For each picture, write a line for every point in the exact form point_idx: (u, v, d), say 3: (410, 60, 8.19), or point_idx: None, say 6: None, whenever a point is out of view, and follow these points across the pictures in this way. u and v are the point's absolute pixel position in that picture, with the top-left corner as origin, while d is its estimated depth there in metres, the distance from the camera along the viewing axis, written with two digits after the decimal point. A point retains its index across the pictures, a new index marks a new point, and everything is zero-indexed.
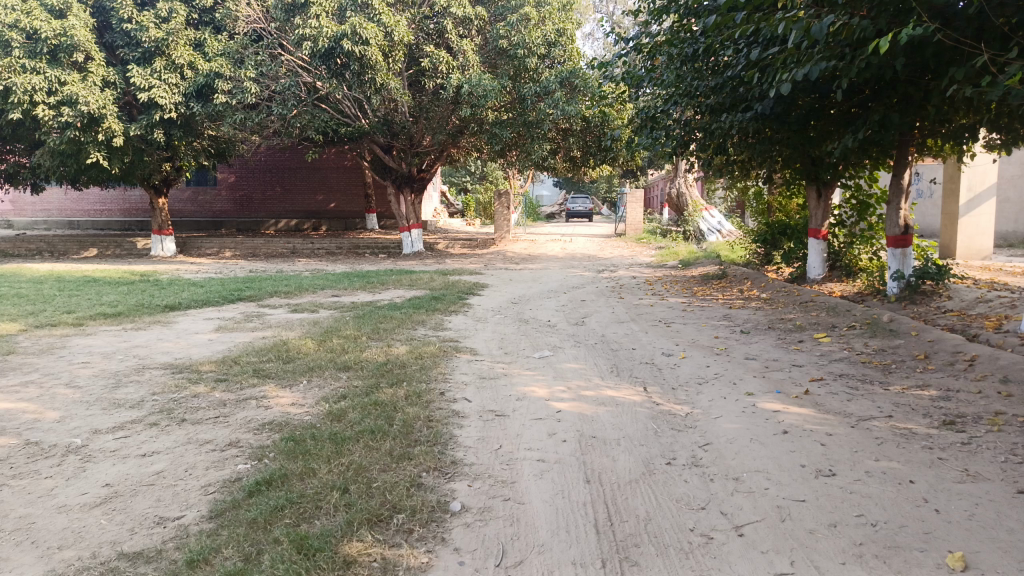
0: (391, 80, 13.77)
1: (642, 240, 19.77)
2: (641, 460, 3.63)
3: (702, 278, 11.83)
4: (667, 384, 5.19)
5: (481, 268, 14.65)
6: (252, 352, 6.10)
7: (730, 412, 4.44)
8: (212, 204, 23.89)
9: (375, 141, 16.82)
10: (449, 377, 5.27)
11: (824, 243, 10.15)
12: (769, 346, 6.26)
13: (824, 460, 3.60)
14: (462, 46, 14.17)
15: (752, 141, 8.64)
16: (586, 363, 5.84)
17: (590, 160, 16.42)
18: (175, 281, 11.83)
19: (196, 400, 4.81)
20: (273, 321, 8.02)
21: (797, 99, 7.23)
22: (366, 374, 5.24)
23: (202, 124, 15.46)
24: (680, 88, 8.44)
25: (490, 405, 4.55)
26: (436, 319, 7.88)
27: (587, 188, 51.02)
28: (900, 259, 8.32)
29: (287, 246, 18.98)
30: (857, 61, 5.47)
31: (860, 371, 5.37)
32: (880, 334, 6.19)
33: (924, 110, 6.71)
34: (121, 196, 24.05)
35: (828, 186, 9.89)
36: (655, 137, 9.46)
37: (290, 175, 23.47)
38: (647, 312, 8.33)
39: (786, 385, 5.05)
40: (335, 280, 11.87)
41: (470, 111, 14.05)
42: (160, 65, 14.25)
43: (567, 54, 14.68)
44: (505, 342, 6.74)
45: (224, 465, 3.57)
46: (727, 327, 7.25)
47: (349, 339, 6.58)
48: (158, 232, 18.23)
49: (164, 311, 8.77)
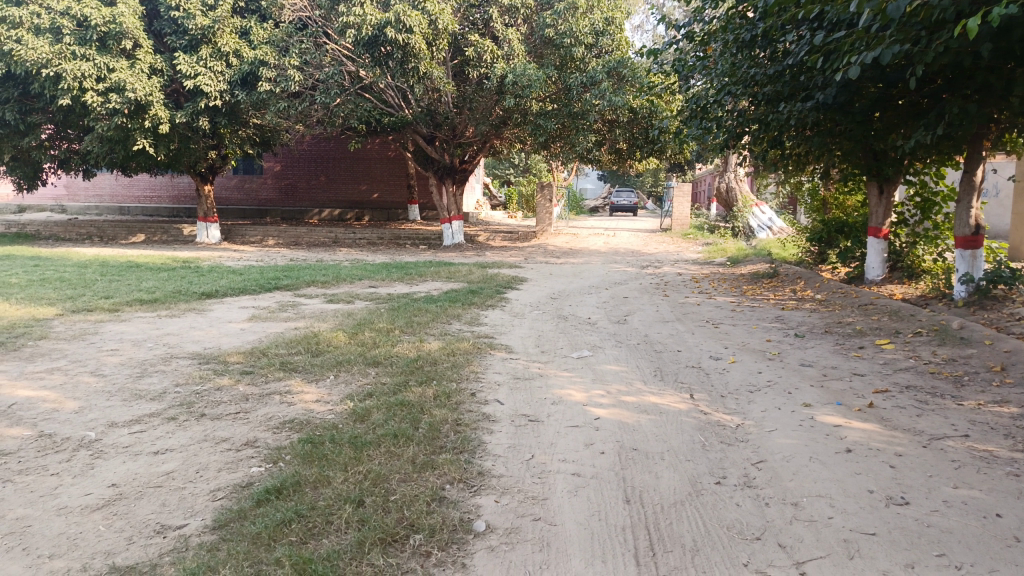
0: (434, 69, 13.53)
1: (688, 235, 19.26)
2: (686, 479, 3.30)
3: (752, 276, 11.36)
4: (715, 391, 4.83)
5: (521, 261, 14.35)
6: (282, 344, 5.91)
7: (786, 426, 4.07)
8: (257, 192, 24.11)
9: (418, 131, 16.64)
10: (481, 376, 4.99)
11: (885, 243, 9.57)
12: (826, 352, 5.83)
13: (894, 486, 3.22)
14: (508, 35, 13.81)
15: (811, 134, 8.15)
16: (627, 365, 5.50)
17: (637, 152, 15.95)
18: (215, 268, 11.82)
19: (218, 394, 4.63)
20: (307, 311, 7.86)
21: (864, 87, 6.73)
22: (396, 371, 4.99)
23: (246, 112, 15.46)
24: (734, 77, 8.02)
25: (524, 409, 4.26)
26: (473, 314, 7.62)
27: (632, 181, 50.19)
28: (969, 261, 7.76)
29: (328, 235, 18.98)
30: (934, 45, 5.03)
31: (929, 383, 4.91)
32: (949, 342, 5.70)
33: (1005, 100, 6.16)
34: (170, 183, 24.44)
35: (891, 182, 9.32)
36: (705, 127, 9.03)
37: (334, 165, 23.50)
38: (693, 312, 7.94)
39: (847, 396, 4.64)
40: (373, 271, 11.72)
41: (514, 102, 13.72)
42: (206, 52, 14.27)
43: (615, 43, 14.28)
44: (543, 340, 6.43)
45: (237, 468, 3.37)
46: (780, 330, 6.82)
47: (381, 332, 6.36)
48: (203, 219, 18.40)
49: (200, 299, 8.70)
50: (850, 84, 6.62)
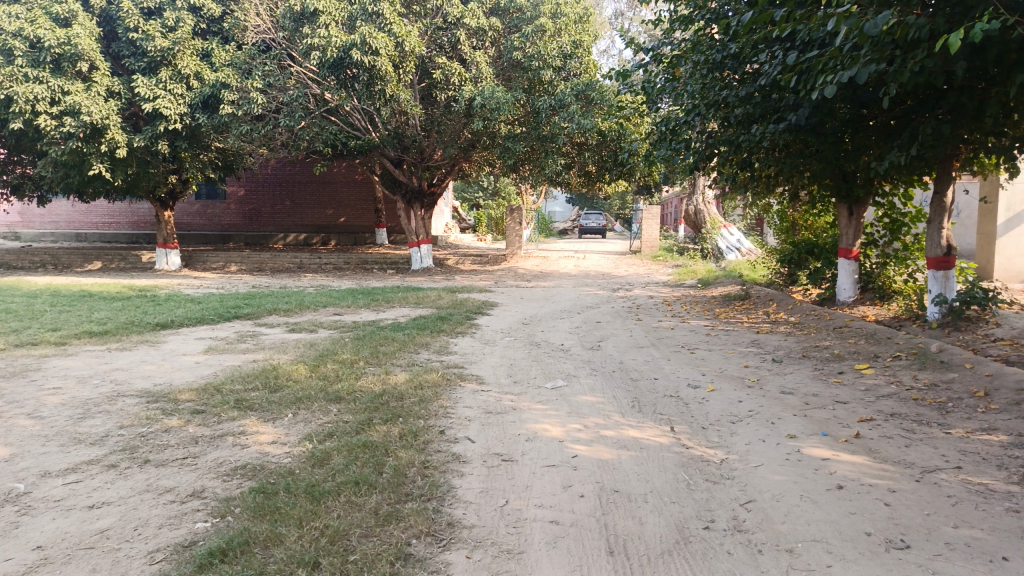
0: (400, 92, 13.31)
1: (658, 257, 19.22)
2: (673, 525, 3.06)
3: (724, 299, 11.26)
4: (696, 422, 4.61)
5: (491, 285, 14.13)
6: (238, 379, 5.57)
7: (772, 460, 3.86)
8: (220, 217, 23.57)
9: (385, 154, 16.39)
10: (451, 411, 4.71)
11: (855, 264, 9.55)
12: (806, 378, 5.67)
13: (893, 527, 3.02)
14: (476, 58, 13.69)
15: (782, 155, 8.11)
16: (604, 395, 5.27)
17: (606, 175, 15.89)
18: (172, 297, 11.39)
19: (165, 436, 4.29)
20: (267, 342, 7.52)
21: (835, 108, 6.67)
22: (359, 408, 4.69)
23: (208, 135, 15.07)
24: (704, 98, 7.95)
25: (496, 448, 4.00)
26: (442, 342, 7.34)
27: (599, 203, 50.45)
28: (942, 282, 7.73)
29: (293, 261, 18.57)
30: (909, 64, 4.97)
31: (914, 410, 4.76)
32: (930, 366, 5.58)
33: (978, 121, 6.15)
34: (129, 208, 23.77)
35: (861, 204, 9.31)
36: (676, 149, 8.94)
37: (299, 189, 23.12)
38: (668, 337, 7.76)
39: (832, 426, 4.46)
40: (339, 297, 11.38)
41: (482, 124, 13.56)
42: (166, 75, 13.86)
43: (583, 66, 14.25)
44: (515, 369, 6.18)
45: (181, 524, 3.05)
46: (757, 355, 6.66)
47: (345, 364, 6.05)
48: (163, 245, 17.87)
49: (155, 330, 8.29)
50: (822, 105, 6.57)
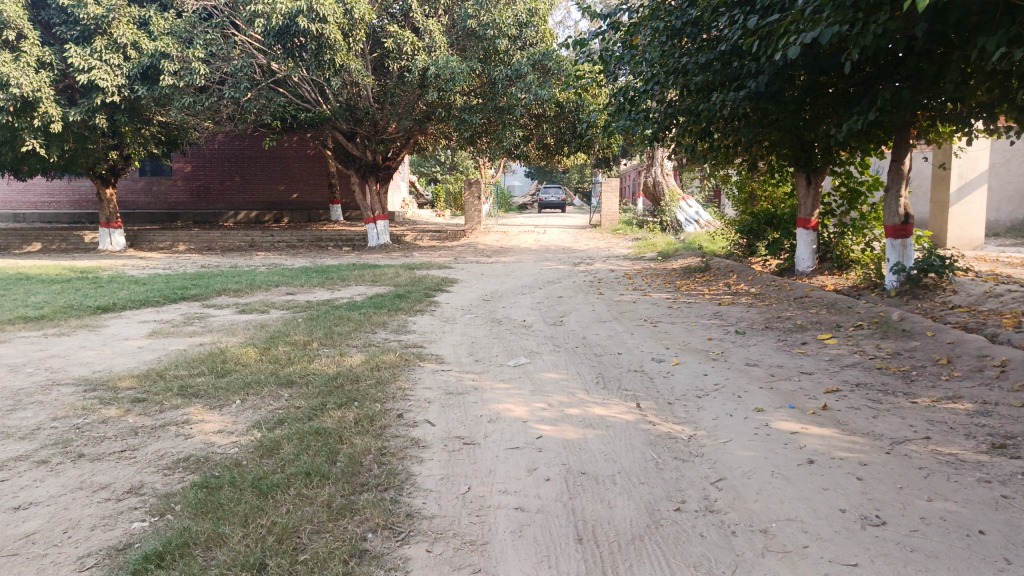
0: (351, 62, 12.85)
1: (617, 230, 19.16)
2: (643, 507, 2.93)
3: (684, 271, 11.23)
4: (662, 397, 4.50)
5: (451, 261, 13.88)
6: (183, 364, 5.28)
7: (741, 435, 3.76)
8: (167, 195, 22.72)
9: (337, 127, 15.92)
10: (409, 393, 4.51)
11: (814, 234, 9.56)
12: (770, 349, 5.61)
13: (867, 502, 2.94)
14: (429, 27, 13.28)
15: (741, 124, 8.01)
16: (567, 372, 5.12)
17: (564, 148, 15.69)
18: (116, 278, 10.89)
19: (102, 428, 4.00)
20: (215, 324, 7.19)
21: (796, 75, 6.56)
22: (312, 392, 4.46)
23: (149, 109, 14.40)
24: (664, 66, 7.78)
25: (458, 431, 3.82)
26: (399, 320, 7.11)
27: (558, 176, 50.26)
28: (900, 250, 7.76)
29: (245, 239, 18.03)
30: (872, 28, 4.86)
31: (878, 380, 4.72)
32: (892, 335, 5.56)
33: (937, 87, 6.11)
34: (70, 187, 22.76)
35: (819, 173, 9.31)
36: (635, 119, 8.76)
37: (249, 165, 22.41)
38: (630, 310, 7.66)
39: (799, 398, 4.39)
40: (292, 276, 11.02)
41: (437, 96, 13.21)
42: (100, 44, 13.08)
43: (539, 36, 13.95)
44: (476, 347, 5.99)
45: (116, 524, 2.81)
46: (720, 326, 6.59)
47: (297, 346, 5.80)
48: (106, 225, 17.15)
49: (95, 313, 7.88)
50: (783, 72, 6.46)
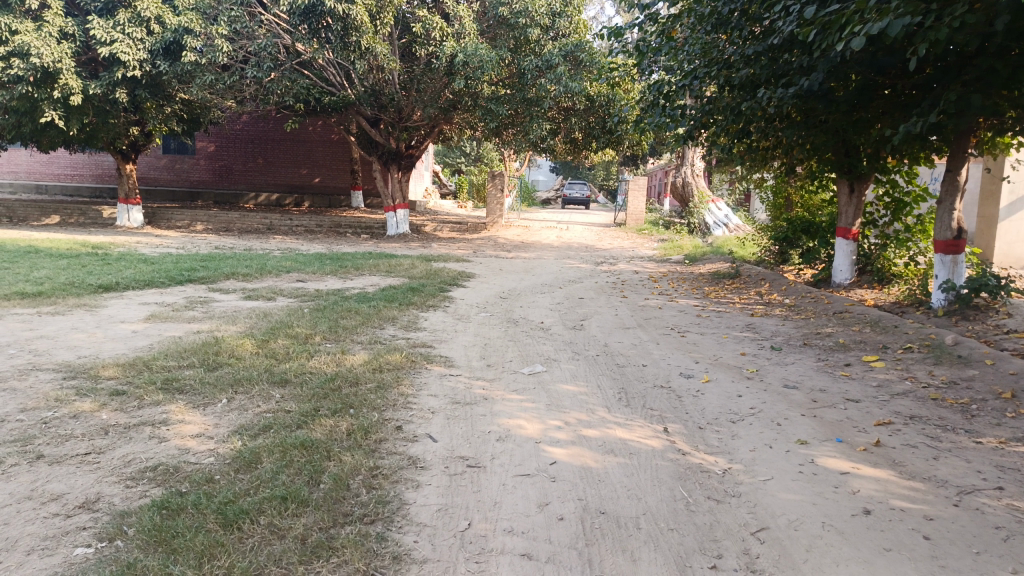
0: (377, 45, 12.41)
1: (643, 231, 18.64)
2: (672, 562, 2.49)
3: (712, 276, 10.72)
4: (692, 420, 4.04)
5: (469, 255, 13.48)
6: (173, 355, 4.91)
7: (784, 474, 3.30)
8: (189, 173, 22.51)
9: (361, 112, 15.56)
10: (412, 401, 4.09)
11: (854, 244, 9.01)
12: (810, 370, 5.11)
13: (938, 571, 2.47)
14: (459, 11, 12.84)
15: (784, 124, 7.50)
16: (587, 384, 4.67)
17: (592, 143, 15.18)
18: (126, 256, 10.62)
19: (70, 425, 3.62)
20: (218, 310, 6.85)
21: (851, 71, 6.03)
22: (306, 394, 4.06)
23: (170, 84, 14.09)
24: (705, 59, 7.28)
25: (461, 450, 3.39)
26: (410, 316, 6.70)
27: (583, 173, 49.74)
28: (950, 267, 7.21)
29: (263, 222, 17.78)
30: (948, 19, 4.36)
31: (935, 413, 4.21)
32: (946, 361, 5.03)
33: (1008, 91, 5.56)
34: (93, 161, 22.62)
35: (862, 180, 8.77)
36: (669, 115, 8.25)
37: (272, 147, 22.16)
38: (655, 317, 7.18)
39: (847, 430, 3.90)
40: (305, 262, 10.68)
41: (464, 83, 12.77)
42: (123, 16, 12.79)
43: (573, 26, 13.44)
44: (488, 350, 5.56)
45: (58, 547, 2.42)
46: (753, 340, 6.11)
47: (298, 340, 5.40)
48: (124, 201, 16.93)
49: (95, 293, 7.55)
50: (838, 68, 5.95)
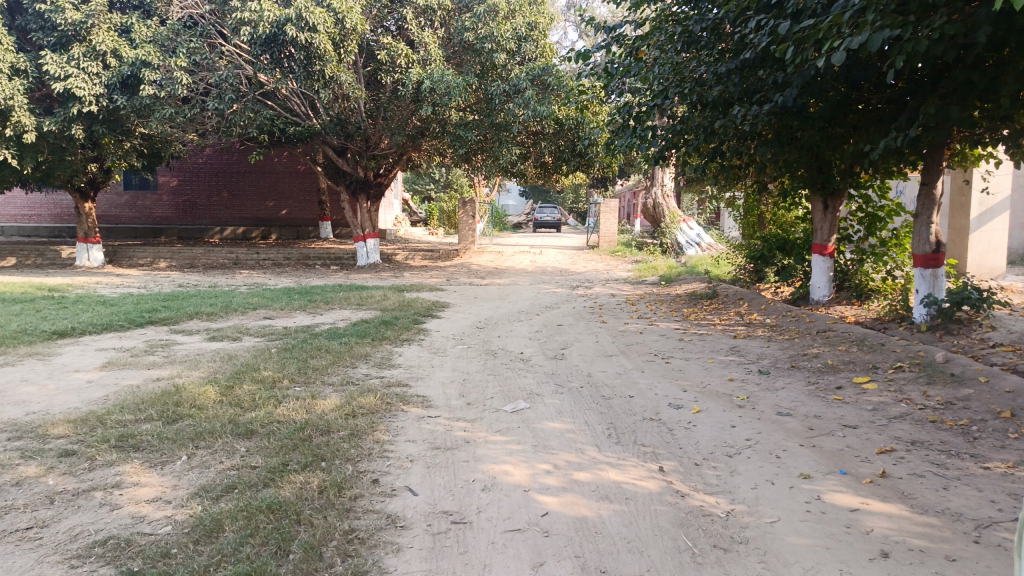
0: (341, 73, 12.21)
1: (616, 253, 18.56)
2: None
3: (690, 297, 10.60)
4: (687, 456, 3.82)
5: (443, 282, 13.24)
6: (130, 407, 4.57)
7: (791, 514, 3.09)
8: (151, 209, 22.01)
9: (327, 142, 15.32)
10: (389, 449, 3.82)
11: (830, 261, 8.94)
12: (801, 396, 4.93)
13: None
14: (424, 38, 12.71)
15: (757, 142, 7.42)
16: (573, 421, 4.44)
17: (563, 167, 15.08)
18: (84, 298, 10.20)
19: (12, 494, 3.28)
20: (180, 354, 6.50)
21: (827, 86, 5.96)
22: (274, 446, 3.77)
23: (129, 119, 13.72)
24: (677, 77, 7.19)
25: (444, 504, 3.13)
26: (384, 352, 6.42)
27: (553, 197, 49.89)
28: (930, 281, 7.14)
29: (229, 256, 17.37)
30: (927, 31, 4.28)
31: (936, 437, 4.04)
32: (940, 380, 4.89)
33: (985, 103, 5.51)
34: (51, 200, 22.00)
35: (836, 196, 8.72)
36: (639, 137, 8.03)
37: (237, 180, 21.77)
38: (637, 343, 6.99)
39: (849, 461, 3.71)
40: (273, 298, 10.35)
41: (431, 110, 12.61)
42: (78, 51, 12.39)
43: (539, 50, 13.36)
44: (467, 386, 5.30)
45: None
46: (740, 364, 5.93)
47: (265, 384, 5.10)
48: (83, 240, 16.41)
49: (50, 339, 7.15)
50: (813, 82, 5.87)
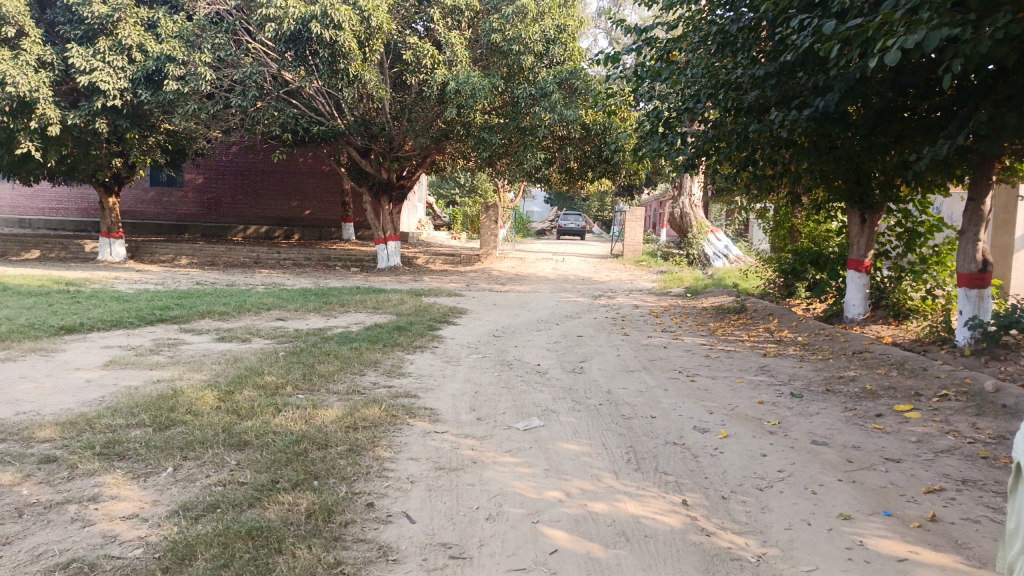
0: (365, 72, 12.02)
1: (641, 262, 18.18)
2: None
3: (716, 311, 10.22)
4: (713, 487, 3.49)
5: (462, 288, 13.00)
6: (122, 411, 4.34)
7: (830, 562, 2.76)
8: (177, 206, 22.05)
9: (351, 142, 15.17)
10: (389, 467, 3.54)
11: (866, 277, 8.51)
12: (838, 423, 4.56)
13: None
14: (451, 39, 12.49)
15: (793, 151, 7.05)
16: (590, 442, 4.13)
17: (588, 173, 14.76)
18: (100, 293, 10.09)
19: None
20: (185, 355, 6.29)
21: (873, 90, 5.59)
22: (266, 460, 3.51)
23: (153, 114, 13.66)
24: (711, 80, 6.84)
25: (443, 535, 2.85)
26: (394, 359, 6.14)
27: (579, 204, 49.60)
28: (975, 302, 6.71)
29: (250, 255, 17.31)
30: (990, 30, 3.91)
31: (989, 476, 3.65)
32: (991, 412, 4.48)
33: None
34: (79, 194, 22.15)
35: (874, 210, 8.30)
36: (669, 142, 7.69)
37: (262, 179, 21.76)
38: (660, 358, 6.65)
39: (894, 501, 3.35)
40: (289, 298, 10.16)
41: (456, 112, 12.39)
42: (104, 45, 12.35)
43: (567, 53, 13.04)
44: (479, 399, 5.01)
45: None
46: (770, 386, 5.57)
47: (267, 391, 4.85)
48: (106, 235, 16.41)
49: (56, 335, 6.99)
50: (857, 87, 5.54)
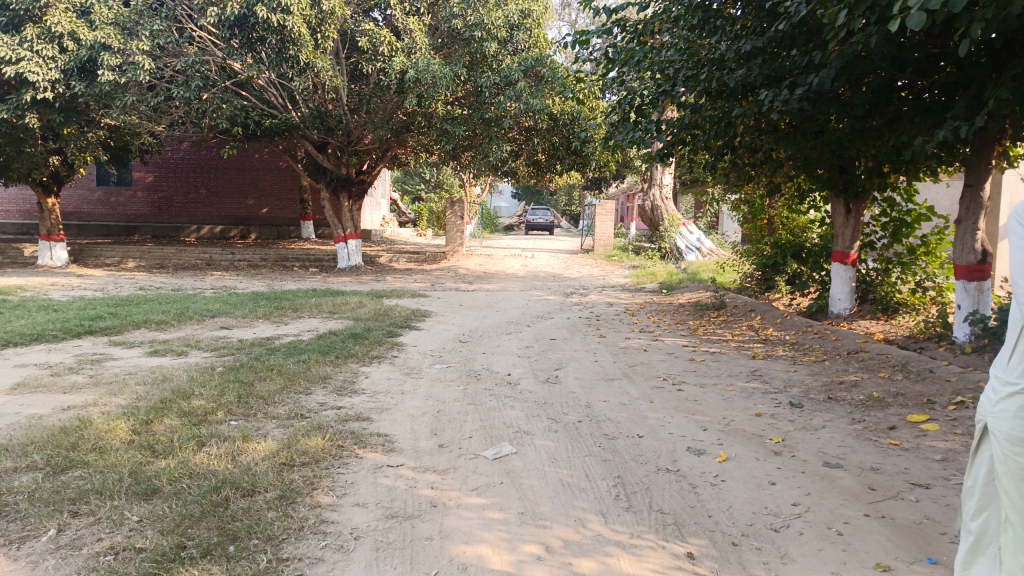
0: (317, 60, 11.25)
1: (612, 257, 17.67)
2: None
3: (694, 308, 9.70)
4: (723, 532, 2.91)
5: (426, 288, 12.33)
6: (11, 451, 3.61)
7: None
8: (126, 206, 21.00)
9: (307, 136, 14.38)
10: (329, 520, 2.89)
11: (852, 270, 8.02)
12: (848, 439, 4.02)
13: None
14: (409, 25, 11.78)
15: (778, 135, 6.51)
16: (571, 473, 3.52)
17: (557, 165, 14.16)
18: (28, 302, 9.23)
19: None
20: (108, 374, 5.55)
21: (874, 62, 5.05)
22: (174, 515, 2.83)
23: (89, 107, 12.69)
24: (691, 57, 6.26)
25: None
26: (347, 373, 5.47)
27: (546, 198, 49.02)
28: (974, 295, 6.25)
29: (202, 257, 16.43)
30: None
31: None
32: None
33: None
34: (20, 195, 21.00)
35: (860, 199, 7.82)
36: (644, 130, 7.08)
37: (215, 176, 20.80)
38: (641, 364, 6.07)
39: (938, 543, 2.80)
40: (238, 303, 9.39)
41: (416, 102, 11.70)
42: (31, 32, 11.38)
43: (532, 39, 12.41)
44: (440, 421, 4.35)
45: None
46: (765, 394, 5.02)
47: (193, 418, 4.16)
48: (46, 238, 15.37)
49: None
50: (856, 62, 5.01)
